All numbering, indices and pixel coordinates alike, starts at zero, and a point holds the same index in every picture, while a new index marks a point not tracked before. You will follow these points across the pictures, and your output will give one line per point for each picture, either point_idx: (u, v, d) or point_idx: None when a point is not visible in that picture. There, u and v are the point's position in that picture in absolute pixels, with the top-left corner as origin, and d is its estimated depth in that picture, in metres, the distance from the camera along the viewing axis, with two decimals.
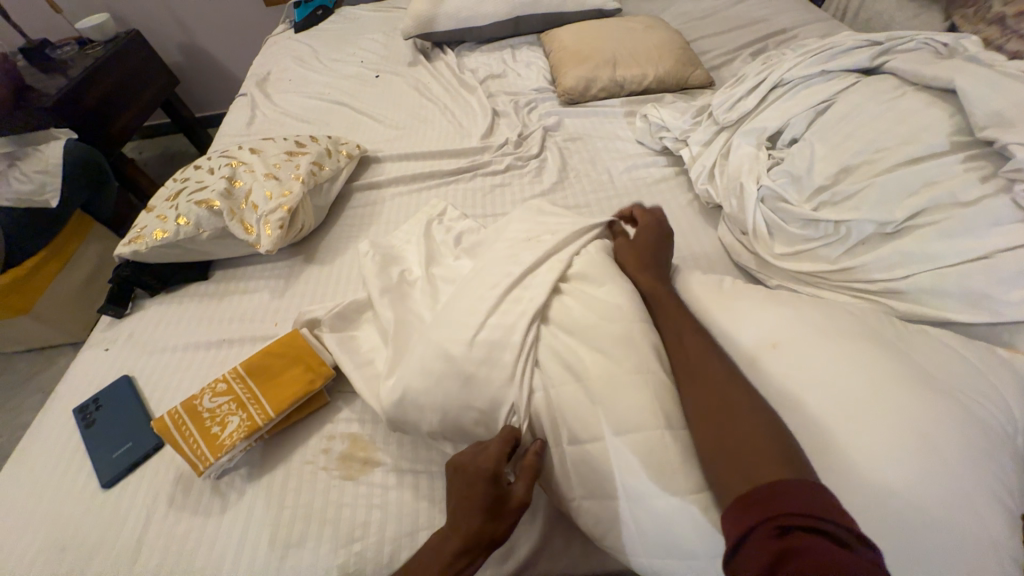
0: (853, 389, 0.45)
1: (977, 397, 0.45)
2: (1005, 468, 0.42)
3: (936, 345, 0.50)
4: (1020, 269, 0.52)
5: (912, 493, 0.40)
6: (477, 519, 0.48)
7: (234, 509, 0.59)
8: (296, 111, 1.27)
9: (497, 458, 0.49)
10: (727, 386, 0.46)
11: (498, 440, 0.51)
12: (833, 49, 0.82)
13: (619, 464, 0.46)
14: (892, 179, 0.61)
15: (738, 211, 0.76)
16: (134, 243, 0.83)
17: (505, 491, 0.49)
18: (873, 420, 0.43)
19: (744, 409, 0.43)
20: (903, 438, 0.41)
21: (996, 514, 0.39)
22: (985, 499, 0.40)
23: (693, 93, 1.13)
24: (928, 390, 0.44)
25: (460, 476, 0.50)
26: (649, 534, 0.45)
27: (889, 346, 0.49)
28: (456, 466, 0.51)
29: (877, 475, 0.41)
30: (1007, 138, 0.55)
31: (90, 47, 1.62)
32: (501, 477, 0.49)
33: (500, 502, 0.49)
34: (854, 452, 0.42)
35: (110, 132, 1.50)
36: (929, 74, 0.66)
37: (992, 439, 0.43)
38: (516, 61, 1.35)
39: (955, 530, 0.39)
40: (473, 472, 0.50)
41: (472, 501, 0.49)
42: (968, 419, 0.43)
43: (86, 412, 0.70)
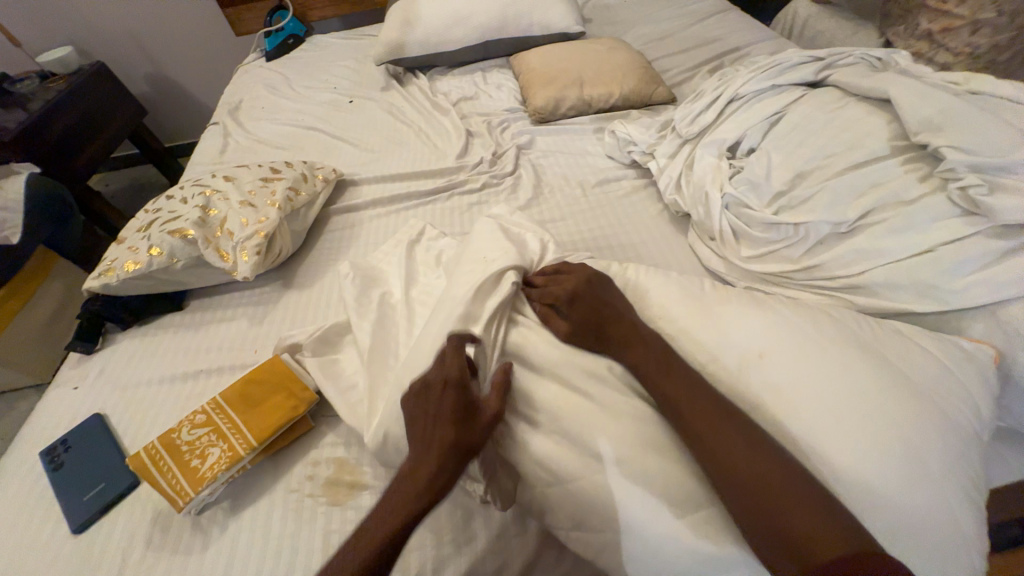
0: (839, 395, 0.46)
1: (945, 396, 0.48)
2: (968, 459, 0.46)
3: (908, 346, 0.52)
4: (961, 260, 0.56)
5: (890, 493, 0.42)
6: (450, 432, 0.50)
7: (217, 544, 0.57)
8: (269, 138, 1.27)
9: (456, 369, 0.52)
10: (713, 407, 0.47)
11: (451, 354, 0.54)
12: (781, 65, 0.88)
13: (604, 468, 0.48)
14: (844, 183, 0.65)
15: (705, 217, 0.79)
16: (104, 276, 0.81)
17: (466, 403, 0.51)
18: (856, 423, 0.45)
19: (747, 450, 0.43)
20: (888, 445, 0.43)
21: (957, 502, 0.43)
22: (953, 494, 0.44)
23: (657, 109, 1.19)
24: (904, 394, 0.46)
25: (426, 398, 0.52)
26: (640, 555, 0.45)
27: (867, 349, 0.51)
28: (413, 387, 0.53)
29: (865, 481, 0.42)
30: (938, 141, 0.60)
31: (51, 80, 1.59)
32: (467, 388, 0.52)
33: (472, 414, 0.51)
34: (843, 458, 0.43)
35: (75, 166, 1.47)
36: (867, 86, 0.72)
37: (959, 435, 0.46)
38: (486, 83, 1.39)
39: (926, 527, 0.42)
40: (434, 387, 0.52)
41: (436, 415, 0.51)
42: (940, 418, 0.46)
43: (54, 455, 0.67)
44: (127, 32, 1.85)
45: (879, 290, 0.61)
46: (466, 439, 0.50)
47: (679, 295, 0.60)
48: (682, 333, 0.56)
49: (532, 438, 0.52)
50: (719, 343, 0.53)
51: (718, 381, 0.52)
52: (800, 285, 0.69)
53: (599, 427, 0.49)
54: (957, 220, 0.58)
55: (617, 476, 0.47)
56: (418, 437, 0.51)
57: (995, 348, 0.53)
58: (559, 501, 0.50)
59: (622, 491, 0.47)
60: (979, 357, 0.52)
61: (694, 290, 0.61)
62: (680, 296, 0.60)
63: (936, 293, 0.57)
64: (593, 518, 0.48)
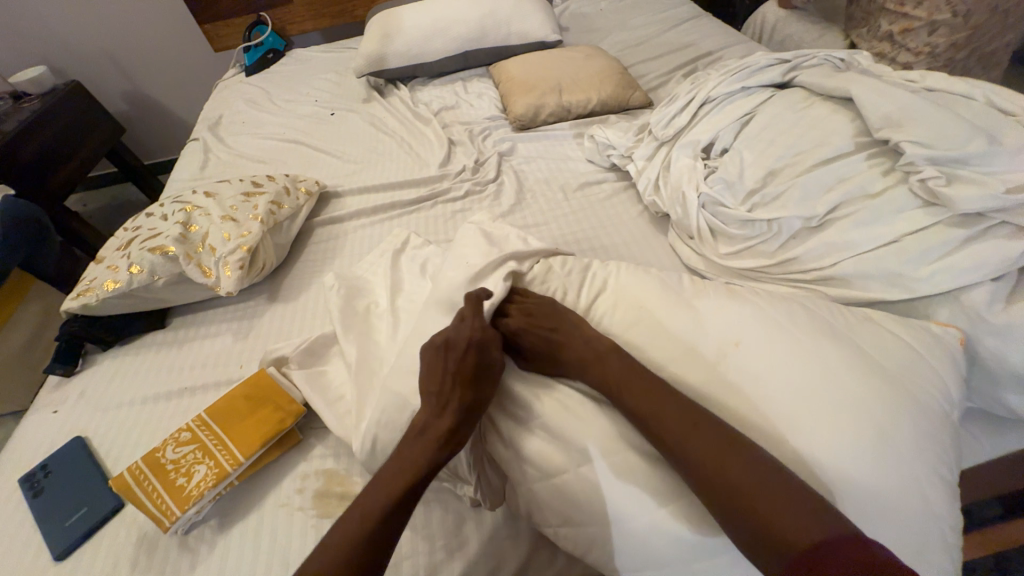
0: (811, 382, 0.48)
1: (916, 380, 0.50)
2: (939, 440, 0.47)
3: (880, 333, 0.54)
4: (924, 248, 0.58)
5: (862, 473, 0.44)
6: (466, 391, 0.52)
7: (206, 563, 0.56)
8: (251, 152, 1.27)
9: (478, 329, 0.56)
10: (692, 409, 0.47)
11: (470, 315, 0.57)
12: (749, 68, 0.91)
13: (590, 467, 0.49)
14: (812, 179, 0.67)
15: (683, 217, 0.81)
16: (83, 296, 0.80)
17: (484, 362, 0.54)
18: (828, 407, 0.46)
19: (713, 452, 0.44)
20: (859, 429, 0.45)
21: (927, 479, 0.45)
22: (924, 474, 0.45)
23: (635, 113, 1.22)
24: (876, 379, 0.48)
25: (444, 353, 0.54)
26: (629, 550, 0.46)
27: (840, 337, 0.52)
28: (432, 342, 0.55)
29: (838, 463, 0.44)
30: (899, 137, 0.63)
31: (25, 101, 1.56)
32: (484, 347, 0.55)
33: (483, 372, 0.54)
34: (815, 441, 0.45)
35: (51, 186, 1.44)
36: (831, 86, 0.75)
37: (930, 417, 0.48)
38: (467, 92, 1.41)
39: (898, 504, 0.44)
40: (455, 344, 0.54)
41: (456, 371, 0.53)
42: (911, 401, 0.48)
43: (34, 481, 0.65)
44: (102, 50, 1.83)
45: (850, 281, 0.63)
46: (479, 397, 0.53)
47: (659, 291, 0.61)
48: (663, 328, 0.57)
49: (520, 439, 0.53)
50: (697, 336, 0.55)
51: (695, 378, 0.52)
52: (776, 279, 0.71)
53: (585, 427, 0.51)
54: (919, 211, 0.60)
55: (602, 473, 0.48)
56: (435, 390, 0.52)
57: (962, 332, 0.55)
58: (548, 502, 0.50)
59: (608, 488, 0.47)
60: (947, 341, 0.54)
61: (673, 286, 0.62)
62: (659, 291, 0.61)
63: (902, 282, 0.59)
64: (581, 517, 0.48)
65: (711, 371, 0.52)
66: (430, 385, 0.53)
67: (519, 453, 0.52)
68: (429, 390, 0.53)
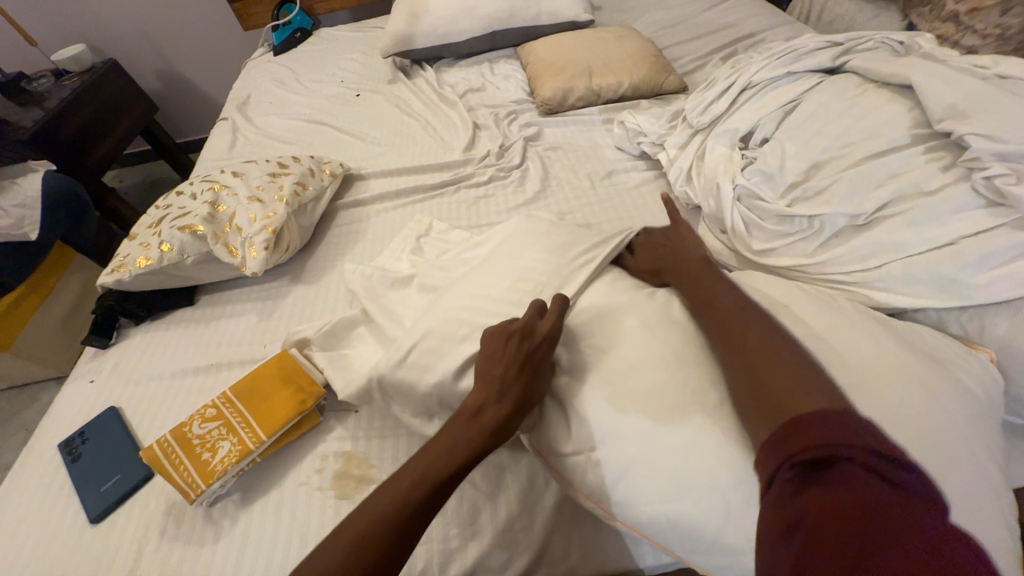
0: (854, 346, 0.46)
1: (965, 374, 0.47)
2: (989, 446, 0.43)
3: (918, 328, 0.52)
4: (984, 253, 0.53)
5: (917, 436, 0.40)
6: (525, 381, 0.49)
7: (229, 535, 0.58)
8: (278, 132, 1.28)
9: (556, 326, 0.52)
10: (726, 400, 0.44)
11: (552, 310, 0.53)
12: (797, 51, 0.85)
13: (623, 426, 0.46)
14: (860, 173, 0.63)
15: (717, 210, 0.77)
16: (117, 272, 0.82)
17: (545, 361, 0.51)
18: (877, 369, 0.44)
19: (759, 349, 0.42)
20: (910, 402, 0.42)
21: (983, 461, 0.42)
22: (979, 453, 0.42)
23: (667, 98, 1.16)
24: (925, 362, 0.46)
25: (513, 339, 0.50)
26: (656, 529, 0.45)
27: (883, 321, 0.51)
28: (503, 327, 0.51)
29: (890, 424, 0.41)
30: (963, 129, 0.57)
31: (66, 78, 1.61)
32: (552, 343, 0.51)
33: (543, 366, 0.51)
34: (866, 400, 0.42)
35: (90, 162, 1.49)
36: (888, 72, 0.69)
37: (981, 418, 0.44)
38: (494, 74, 1.38)
39: (954, 477, 0.40)
40: (527, 334, 0.50)
41: (523, 361, 0.49)
42: (963, 396, 0.44)
43: (72, 446, 0.68)
44: (137, 28, 1.86)
45: (897, 284, 0.59)
46: (535, 392, 0.50)
47: (707, 270, 0.56)
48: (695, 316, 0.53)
49: (542, 429, 0.52)
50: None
51: None
52: (813, 281, 0.66)
53: (622, 393, 0.47)
54: (981, 212, 0.55)
55: (638, 429, 0.45)
56: (498, 375, 0.49)
57: (996, 353, 0.52)
58: (578, 463, 0.49)
59: (638, 462, 0.45)
60: (985, 358, 0.51)
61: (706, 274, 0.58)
62: (703, 268, 0.56)
63: (956, 288, 0.55)
64: (608, 482, 0.47)
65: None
66: (492, 369, 0.49)
67: (540, 443, 0.52)
68: (490, 373, 0.49)
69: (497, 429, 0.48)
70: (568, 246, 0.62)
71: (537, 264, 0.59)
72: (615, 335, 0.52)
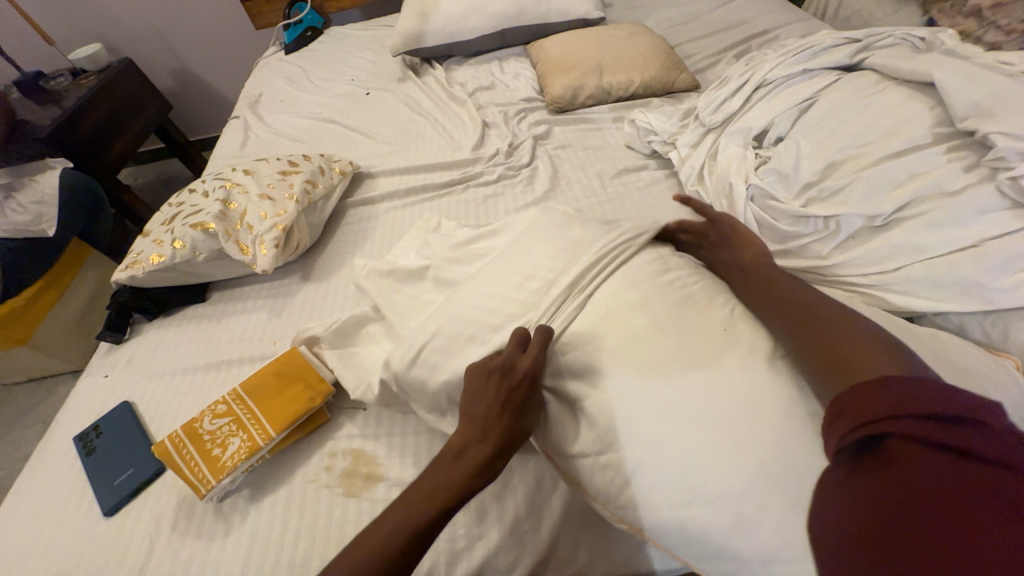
0: None
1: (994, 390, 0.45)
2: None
3: (939, 337, 0.50)
4: (1008, 256, 0.52)
5: None
6: (507, 418, 0.49)
7: (238, 531, 0.59)
8: (289, 131, 1.29)
9: (536, 363, 0.50)
10: (742, 403, 0.43)
11: (533, 344, 0.50)
12: (813, 49, 0.83)
13: (632, 432, 0.46)
14: (878, 172, 0.61)
15: (729, 211, 0.76)
16: (130, 268, 0.83)
17: (528, 396, 0.50)
18: None
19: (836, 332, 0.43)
20: None
21: None
22: None
23: (679, 96, 1.15)
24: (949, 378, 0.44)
25: (493, 378, 0.49)
26: (668, 532, 0.44)
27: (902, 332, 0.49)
28: (484, 363, 0.50)
29: None
30: (988, 128, 0.55)
31: (82, 77, 1.63)
32: (535, 379, 0.50)
33: (528, 400, 0.50)
34: None
35: (105, 159, 1.51)
36: (908, 69, 0.67)
37: None
38: (504, 72, 1.37)
39: None
40: (507, 372, 0.49)
41: (503, 398, 0.49)
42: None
43: (87, 440, 0.69)
44: (152, 27, 1.88)
45: (916, 287, 0.57)
46: (521, 426, 0.50)
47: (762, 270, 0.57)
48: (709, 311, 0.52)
49: (554, 429, 0.52)
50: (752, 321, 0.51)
51: None
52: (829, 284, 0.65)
53: (628, 402, 0.47)
54: (1005, 214, 0.54)
55: (647, 433, 0.45)
56: (479, 414, 0.49)
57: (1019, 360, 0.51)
58: (586, 464, 0.49)
59: (650, 464, 0.44)
60: (1007, 365, 0.49)
61: (739, 277, 0.58)
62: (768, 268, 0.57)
63: (978, 292, 0.53)
64: (618, 484, 0.46)
65: (777, 358, 0.46)
66: (474, 408, 0.49)
67: (551, 442, 0.52)
68: (472, 412, 0.49)
69: (481, 467, 0.48)
70: (580, 241, 0.61)
71: (547, 264, 0.58)
72: (626, 336, 0.50)
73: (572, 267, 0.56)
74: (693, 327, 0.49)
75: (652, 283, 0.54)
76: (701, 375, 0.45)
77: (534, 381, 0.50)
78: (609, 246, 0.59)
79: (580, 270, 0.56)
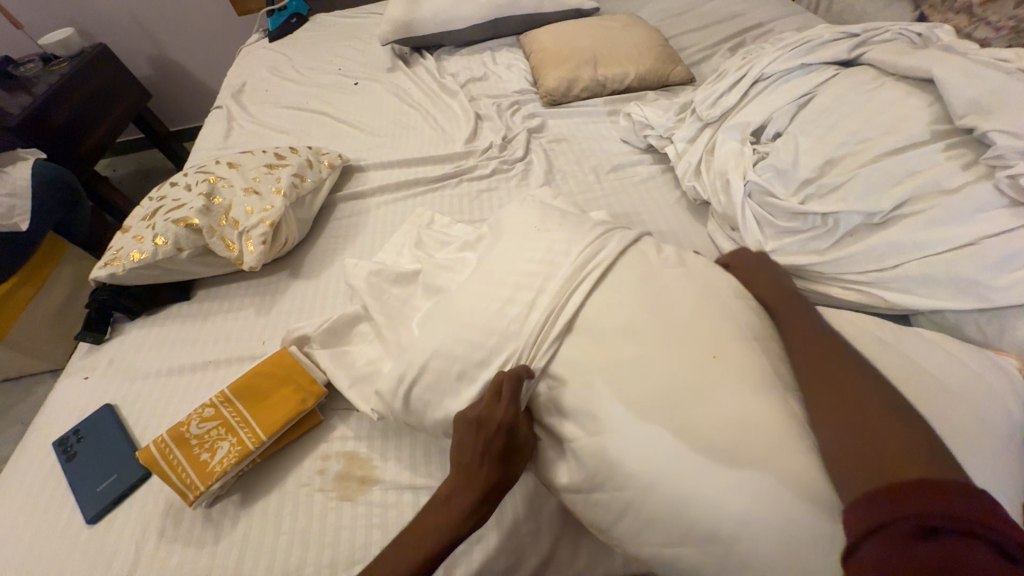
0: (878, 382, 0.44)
1: (986, 404, 0.44)
2: (1005, 482, 0.41)
3: (932, 346, 0.50)
4: (1005, 255, 0.52)
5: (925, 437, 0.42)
6: (486, 469, 0.48)
7: (228, 538, 0.57)
8: (274, 121, 1.24)
9: (510, 413, 0.48)
10: (744, 421, 0.42)
11: (507, 393, 0.48)
12: (811, 43, 0.83)
13: (632, 463, 0.44)
14: (877, 170, 0.61)
15: (727, 207, 0.76)
16: (110, 265, 0.80)
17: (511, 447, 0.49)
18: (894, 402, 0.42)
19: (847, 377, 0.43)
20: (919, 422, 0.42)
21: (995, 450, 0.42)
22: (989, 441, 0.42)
23: (674, 90, 1.14)
24: (932, 398, 0.44)
25: (475, 429, 0.49)
26: (664, 560, 0.44)
27: (897, 354, 0.48)
28: (467, 414, 0.49)
29: None
30: (987, 125, 0.56)
31: (54, 63, 1.56)
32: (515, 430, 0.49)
33: (509, 452, 0.49)
34: None
35: (80, 150, 1.45)
36: (907, 65, 0.67)
37: (997, 416, 0.44)
38: (496, 63, 1.34)
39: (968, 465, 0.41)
40: (486, 425, 0.48)
41: (482, 455, 0.48)
42: (983, 432, 0.42)
43: (66, 445, 0.67)
44: (127, 11, 1.80)
45: (913, 285, 0.58)
46: (502, 478, 0.49)
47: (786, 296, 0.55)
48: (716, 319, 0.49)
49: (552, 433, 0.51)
50: (753, 334, 0.48)
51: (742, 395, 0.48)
52: (828, 282, 0.65)
53: (624, 440, 0.45)
54: (1002, 212, 0.54)
55: (640, 475, 0.44)
56: (465, 464, 0.49)
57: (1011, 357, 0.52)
58: (575, 499, 0.49)
59: (642, 494, 0.44)
60: (1006, 367, 0.49)
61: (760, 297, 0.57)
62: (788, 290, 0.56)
63: (977, 291, 0.53)
64: (618, 506, 0.46)
65: (775, 366, 0.46)
66: (462, 457, 0.49)
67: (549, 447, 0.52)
68: (459, 460, 0.49)
69: (469, 510, 0.48)
70: (580, 232, 0.59)
71: (539, 264, 0.55)
72: (620, 362, 0.47)
73: (572, 264, 0.54)
74: (683, 346, 0.47)
75: (643, 293, 0.51)
76: (697, 415, 0.43)
77: (514, 432, 0.49)
78: (610, 241, 0.57)
79: (567, 278, 0.52)
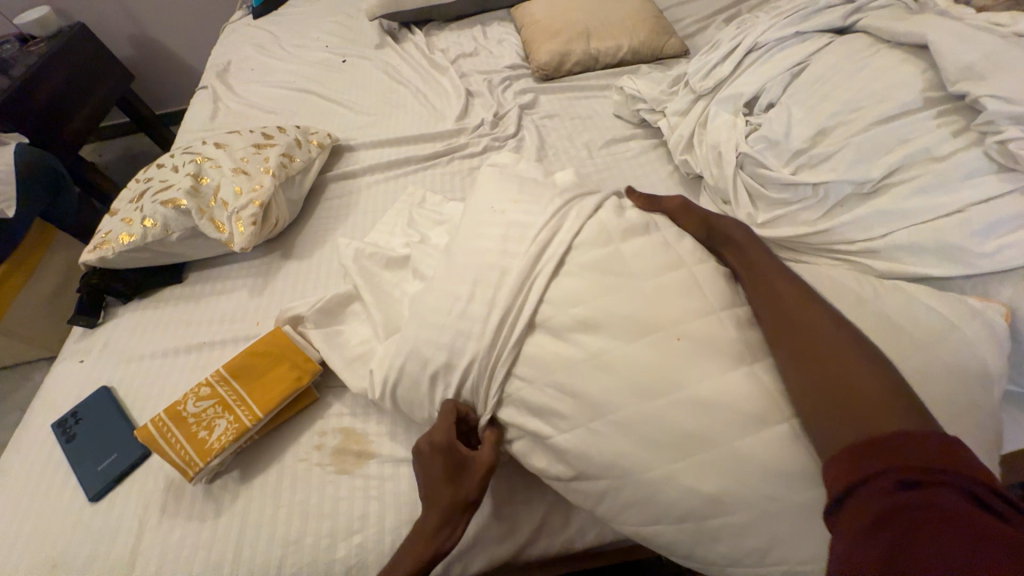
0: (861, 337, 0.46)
1: (968, 362, 0.45)
2: (972, 428, 0.43)
3: (909, 300, 0.50)
4: (991, 221, 0.53)
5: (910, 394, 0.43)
6: (445, 491, 0.49)
7: (229, 512, 0.58)
8: (260, 101, 1.22)
9: (447, 436, 0.50)
10: (728, 392, 0.42)
11: (444, 421, 0.51)
12: (806, 10, 0.81)
13: (617, 434, 0.44)
14: (869, 139, 0.61)
15: (720, 180, 0.76)
16: (99, 249, 0.79)
17: (476, 454, 0.50)
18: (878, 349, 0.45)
19: (819, 338, 0.42)
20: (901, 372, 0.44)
21: (974, 408, 0.43)
22: (967, 397, 0.44)
23: (668, 63, 1.12)
24: (910, 359, 0.45)
25: (423, 459, 0.51)
26: (650, 528, 0.45)
27: (877, 314, 0.48)
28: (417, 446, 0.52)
29: None
30: (979, 91, 0.55)
31: (31, 44, 1.51)
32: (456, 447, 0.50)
33: (462, 468, 0.50)
34: None
35: (65, 134, 1.42)
36: (902, 30, 0.66)
37: (978, 374, 0.45)
38: (486, 38, 1.31)
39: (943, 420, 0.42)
40: (426, 451, 0.51)
41: (431, 480, 0.50)
42: (952, 383, 0.44)
43: (66, 426, 0.67)
44: None
45: (901, 254, 0.58)
46: (462, 494, 0.49)
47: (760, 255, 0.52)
48: (703, 289, 0.48)
49: (524, 416, 0.49)
50: (730, 308, 0.47)
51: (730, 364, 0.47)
52: (818, 252, 0.66)
53: (609, 420, 0.44)
54: (991, 178, 0.55)
55: (629, 448, 0.44)
56: (424, 491, 0.51)
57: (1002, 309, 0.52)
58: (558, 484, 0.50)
59: (618, 482, 0.45)
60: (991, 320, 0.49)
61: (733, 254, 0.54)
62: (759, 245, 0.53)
63: (962, 257, 0.54)
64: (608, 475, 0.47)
65: (758, 338, 0.46)
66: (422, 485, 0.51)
67: None
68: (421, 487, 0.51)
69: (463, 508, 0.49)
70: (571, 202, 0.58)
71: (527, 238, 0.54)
72: (597, 348, 0.46)
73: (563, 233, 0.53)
74: (655, 325, 0.45)
75: (618, 270, 0.49)
76: (679, 397, 0.43)
77: (461, 451, 0.50)
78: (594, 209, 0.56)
79: (551, 252, 0.52)
